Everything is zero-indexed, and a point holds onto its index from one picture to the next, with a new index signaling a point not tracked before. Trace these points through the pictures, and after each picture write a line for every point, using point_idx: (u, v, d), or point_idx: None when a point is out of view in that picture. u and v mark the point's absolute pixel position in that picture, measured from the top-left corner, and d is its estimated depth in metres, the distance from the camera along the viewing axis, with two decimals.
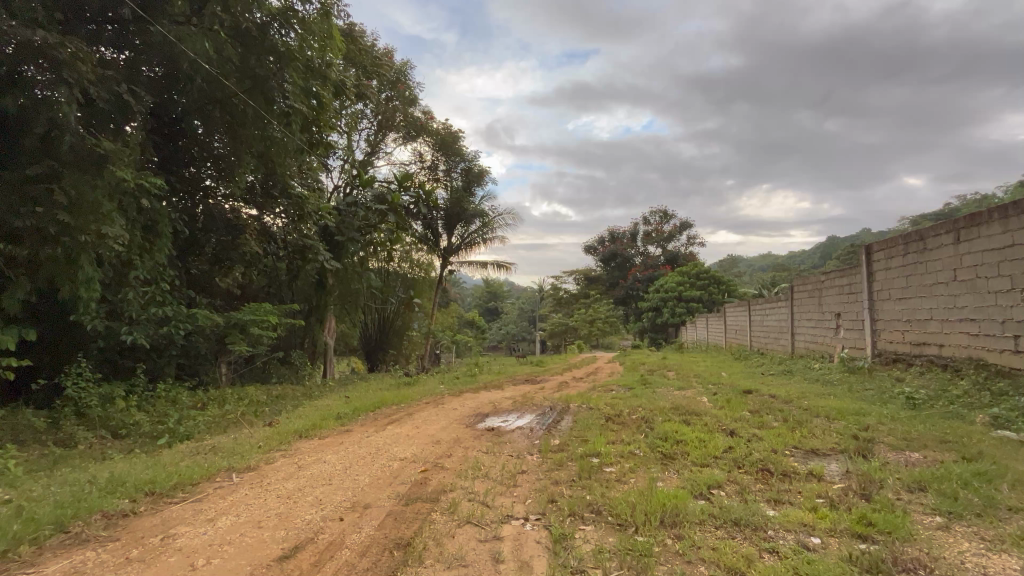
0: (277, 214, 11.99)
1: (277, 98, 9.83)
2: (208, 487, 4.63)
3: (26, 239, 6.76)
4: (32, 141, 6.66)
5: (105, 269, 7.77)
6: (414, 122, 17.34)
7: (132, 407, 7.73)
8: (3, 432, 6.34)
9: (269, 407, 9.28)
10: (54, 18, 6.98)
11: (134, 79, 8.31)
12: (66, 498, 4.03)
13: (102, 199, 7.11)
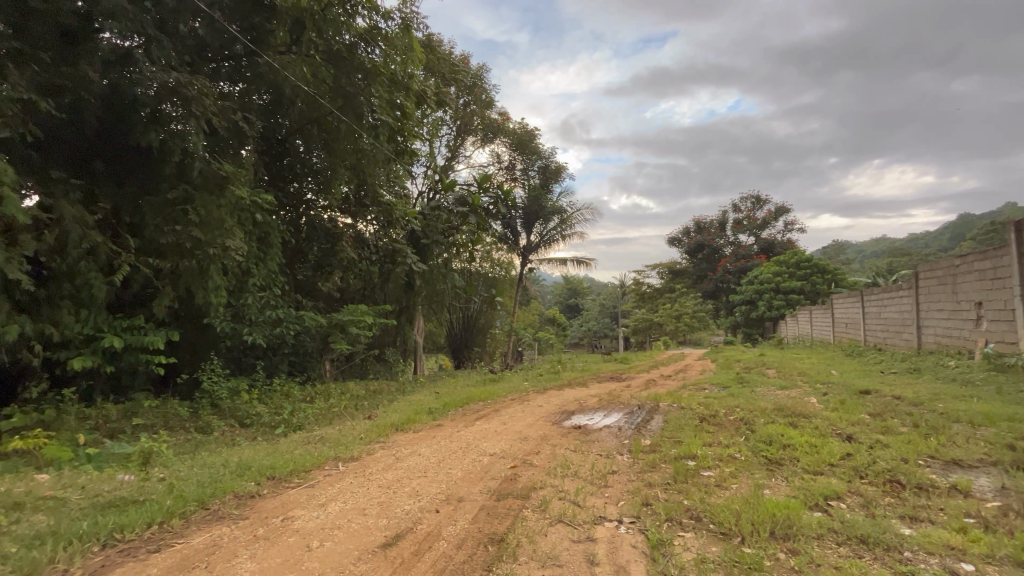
0: (369, 222, 13.00)
1: (365, 113, 10.49)
2: (319, 474, 5.05)
3: (169, 254, 7.88)
4: (171, 169, 7.75)
5: (230, 278, 8.80)
6: (492, 123, 17.62)
7: (255, 400, 8.69)
8: (157, 419, 7.43)
9: (368, 402, 9.94)
10: (183, 62, 8.04)
11: (247, 107, 9.31)
12: (206, 478, 4.61)
13: (226, 216, 8.07)
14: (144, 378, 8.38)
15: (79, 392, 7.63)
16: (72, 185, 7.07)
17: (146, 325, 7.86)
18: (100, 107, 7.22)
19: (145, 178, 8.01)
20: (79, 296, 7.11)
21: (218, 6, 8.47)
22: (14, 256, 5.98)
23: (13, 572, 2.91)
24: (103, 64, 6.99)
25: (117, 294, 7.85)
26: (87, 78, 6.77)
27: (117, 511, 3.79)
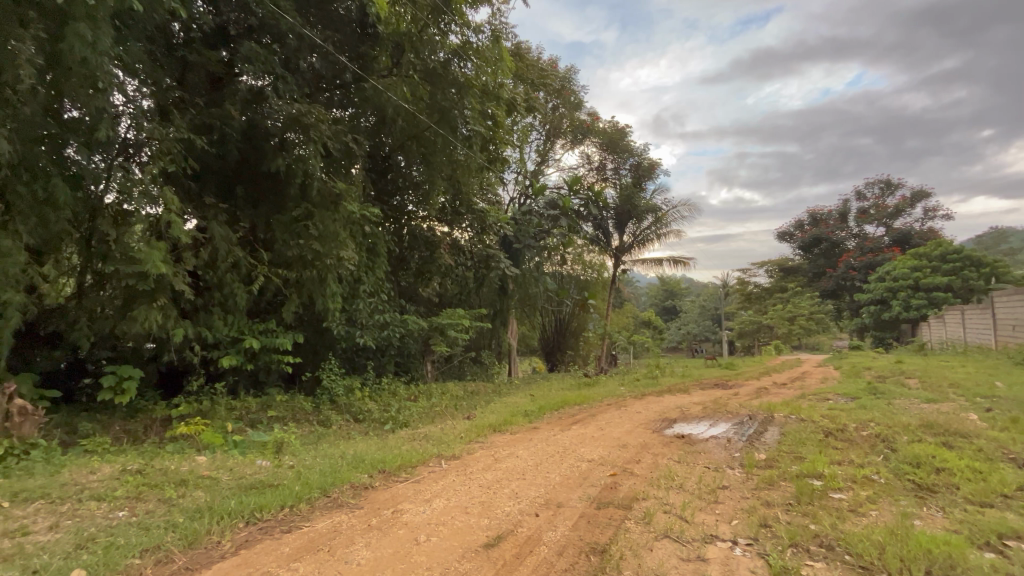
0: (464, 229, 13.26)
1: (460, 125, 10.91)
2: (424, 470, 5.31)
3: (295, 265, 8.88)
4: (295, 190, 8.71)
5: (344, 285, 9.64)
6: (581, 125, 17.46)
7: (366, 397, 9.45)
8: (287, 412, 8.36)
9: (466, 402, 10.32)
10: (304, 93, 9.04)
11: (356, 130, 10.17)
12: (327, 468, 5.07)
13: (340, 229, 8.85)
14: (276, 375, 9.48)
15: (227, 387, 8.84)
16: (219, 208, 8.25)
17: (277, 329, 8.89)
18: (239, 140, 8.36)
19: (274, 199, 9.09)
20: (226, 303, 8.26)
21: (330, 41, 9.38)
22: (178, 270, 7.17)
23: (181, 539, 3.46)
24: (242, 102, 8.13)
25: (255, 300, 8.98)
26: (230, 116, 7.93)
27: (257, 493, 4.29)
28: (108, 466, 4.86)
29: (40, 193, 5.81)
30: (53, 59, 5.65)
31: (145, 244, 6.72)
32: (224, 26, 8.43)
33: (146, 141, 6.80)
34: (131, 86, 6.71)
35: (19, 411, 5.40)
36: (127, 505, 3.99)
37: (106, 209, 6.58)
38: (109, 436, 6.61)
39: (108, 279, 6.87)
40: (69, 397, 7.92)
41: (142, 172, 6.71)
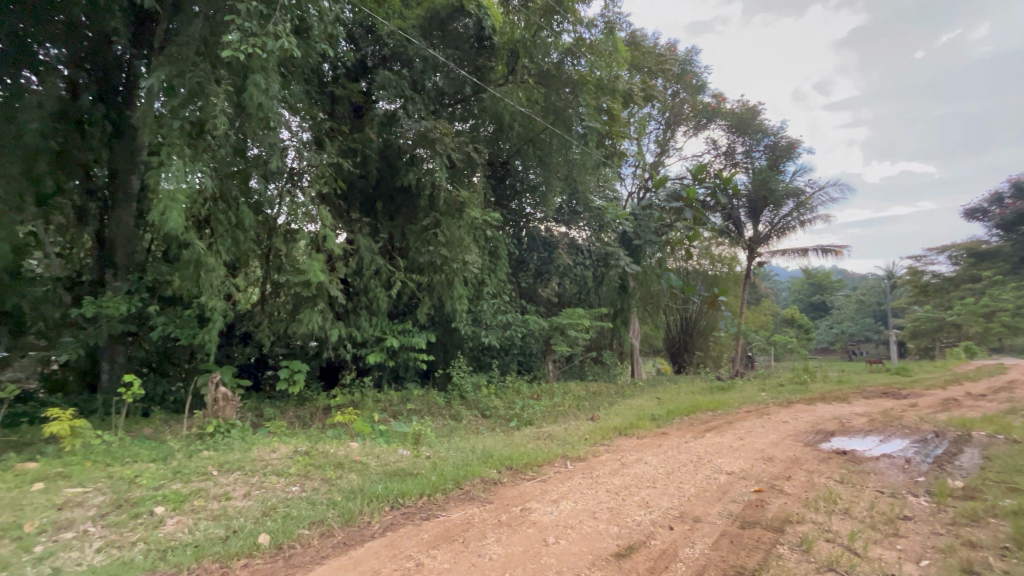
0: (582, 228, 13.12)
1: (575, 124, 10.91)
2: (551, 470, 5.32)
3: (426, 271, 9.61)
4: (425, 201, 9.43)
5: (469, 288, 10.15)
6: (705, 108, 16.18)
7: (493, 394, 9.84)
8: (423, 405, 9.05)
9: (589, 402, 10.16)
10: (429, 110, 9.75)
11: (477, 139, 10.67)
12: (460, 461, 5.35)
13: (464, 234, 9.38)
14: (413, 371, 10.32)
15: (373, 381, 9.86)
16: (363, 222, 9.28)
17: (413, 329, 9.68)
18: (378, 159, 9.32)
19: (408, 210, 9.93)
20: (371, 306, 9.23)
21: (451, 58, 10.01)
22: (333, 278, 8.20)
23: (340, 516, 3.91)
24: (379, 126, 9.07)
25: (394, 303, 9.87)
26: (369, 139, 8.96)
27: (400, 480, 4.69)
28: (284, 446, 5.70)
29: (232, 219, 7.17)
30: (240, 108, 6.87)
31: (308, 256, 7.80)
32: (363, 60, 9.52)
33: (306, 168, 7.89)
34: (294, 122, 7.87)
35: (222, 396, 6.59)
36: (298, 481, 4.65)
37: (278, 228, 7.79)
38: (285, 420, 7.79)
39: (281, 288, 8.12)
40: (256, 386, 9.47)
41: (304, 195, 7.80)
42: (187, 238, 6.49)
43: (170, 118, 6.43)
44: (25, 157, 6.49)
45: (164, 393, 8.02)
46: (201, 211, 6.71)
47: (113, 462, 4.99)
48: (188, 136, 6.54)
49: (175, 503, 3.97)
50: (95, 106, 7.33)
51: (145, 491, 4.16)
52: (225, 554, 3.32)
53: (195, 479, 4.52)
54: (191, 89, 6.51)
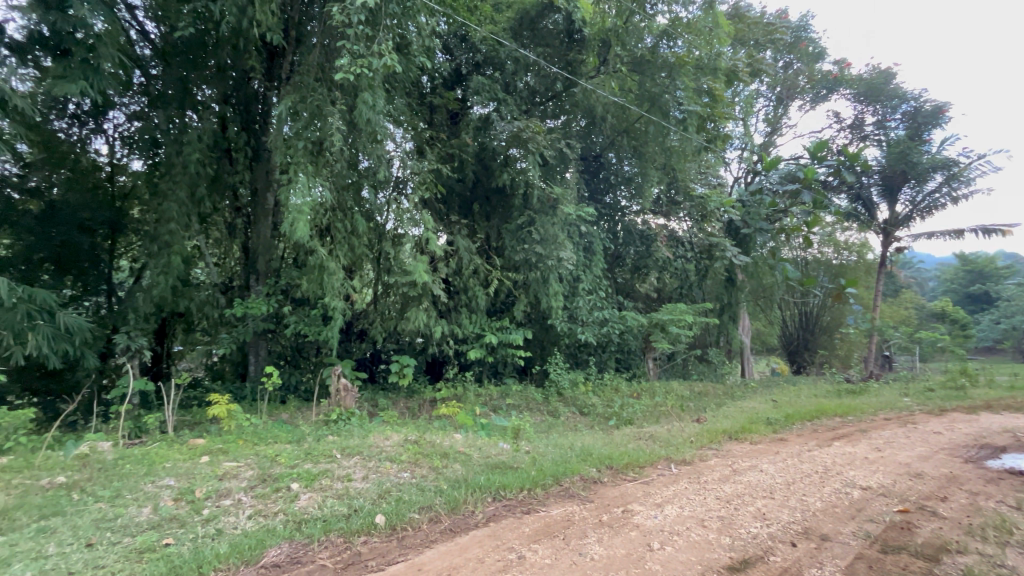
0: (683, 219, 12.48)
1: (672, 109, 10.35)
2: (654, 472, 5.12)
3: (522, 268, 9.79)
4: (519, 200, 9.62)
5: (565, 284, 10.12)
6: (825, 77, 14.43)
7: (590, 391, 9.73)
8: (521, 400, 9.23)
9: (694, 403, 9.61)
10: (521, 110, 9.88)
11: (569, 135, 10.59)
12: (559, 457, 5.36)
13: (558, 232, 9.45)
14: (512, 367, 10.58)
15: (474, 375, 10.27)
16: (462, 224, 9.70)
17: (510, 326, 9.93)
18: (474, 162, 9.69)
19: (503, 211, 10.19)
20: (470, 304, 9.61)
21: (542, 56, 10.07)
22: (435, 278, 8.68)
23: (446, 503, 4.12)
24: (474, 130, 9.43)
25: (492, 301, 10.16)
26: (465, 143, 9.36)
27: (501, 473, 4.82)
28: (396, 435, 6.16)
29: (348, 227, 7.89)
30: (352, 125, 7.54)
31: (413, 259, 8.35)
32: (458, 68, 9.93)
33: (409, 176, 8.42)
34: (398, 133, 8.45)
35: (343, 387, 7.30)
36: (409, 467, 4.99)
37: (387, 233, 8.43)
38: (396, 410, 8.44)
39: (391, 288, 8.76)
40: (371, 378, 10.33)
41: (408, 201, 8.36)
42: (312, 245, 7.28)
43: (295, 139, 7.25)
44: (190, 183, 7.76)
45: (298, 382, 9.10)
46: (323, 221, 7.49)
47: (259, 442, 5.77)
48: (310, 155, 7.34)
49: (307, 481, 4.48)
50: (239, 135, 8.52)
51: (283, 468, 4.75)
52: (348, 530, 3.67)
53: (322, 460, 5.06)
54: (311, 112, 7.29)
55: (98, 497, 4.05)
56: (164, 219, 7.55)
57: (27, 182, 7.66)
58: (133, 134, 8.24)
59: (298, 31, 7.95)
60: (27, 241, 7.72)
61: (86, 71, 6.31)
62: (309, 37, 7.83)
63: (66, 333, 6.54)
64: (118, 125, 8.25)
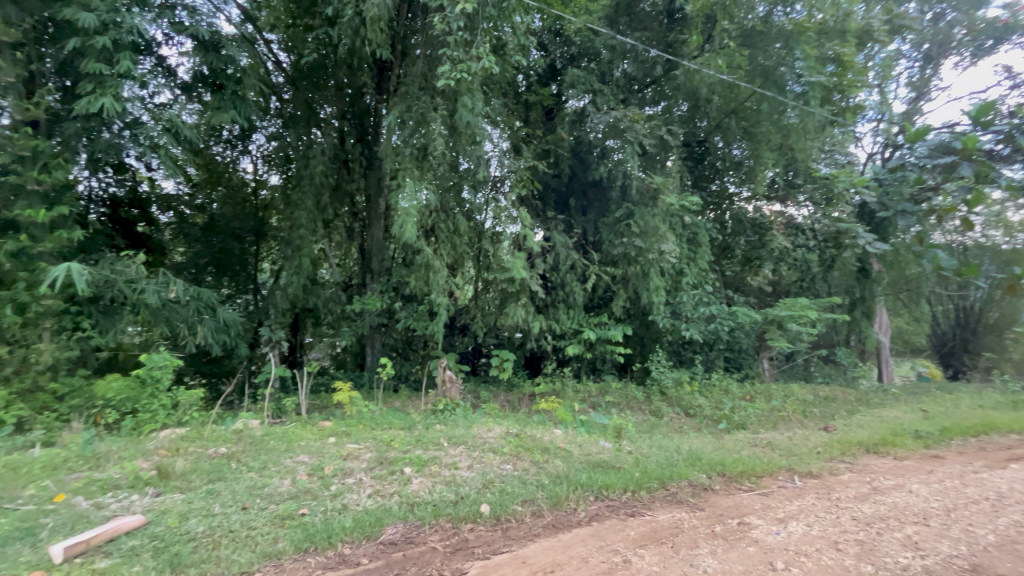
0: (803, 204, 11.20)
1: (790, 83, 9.41)
2: (774, 483, 4.67)
3: (620, 263, 9.52)
4: (617, 192, 9.37)
5: (667, 278, 9.64)
6: (991, 25, 11.99)
7: (697, 391, 9.16)
8: (622, 398, 9.00)
9: (818, 409, 8.59)
10: (618, 100, 9.58)
11: (670, 120, 10.01)
12: (664, 460, 5.11)
13: (659, 223, 9.04)
14: (611, 363, 10.36)
15: (572, 371, 10.21)
16: (558, 219, 9.68)
17: (609, 321, 9.71)
18: (569, 156, 9.63)
19: (601, 204, 9.99)
20: (568, 300, 9.56)
21: (639, 40, 9.67)
22: (533, 274, 8.79)
23: (549, 498, 4.14)
24: (569, 124, 9.35)
25: (590, 296, 10.01)
26: (561, 138, 9.32)
27: (603, 472, 4.73)
28: (498, 427, 6.34)
29: (451, 226, 8.27)
30: (452, 129, 7.88)
31: (512, 255, 8.51)
32: (553, 63, 9.90)
33: (507, 174, 8.60)
34: (496, 133, 8.63)
35: (448, 378, 7.69)
36: (511, 460, 5.11)
37: (486, 232, 8.68)
38: (497, 403, 8.70)
39: (491, 284, 9.01)
40: (473, 370, 10.76)
41: (506, 199, 8.54)
42: (419, 245, 7.75)
43: (402, 147, 7.77)
44: (316, 193, 8.69)
45: (408, 373, 9.79)
46: (428, 222, 7.93)
47: (376, 426, 6.31)
48: (416, 160, 7.80)
49: (418, 466, 4.79)
50: (355, 146, 9.31)
51: (397, 453, 5.13)
52: (456, 516, 3.86)
53: (431, 447, 5.38)
54: (417, 120, 7.76)
55: (251, 467, 4.71)
56: (296, 227, 8.54)
57: (195, 200, 9.25)
58: (272, 153, 9.45)
59: (403, 44, 8.48)
60: (196, 249, 9.28)
61: (236, 101, 7.33)
62: (414, 50, 8.32)
63: (225, 326, 7.70)
64: (259, 146, 9.51)
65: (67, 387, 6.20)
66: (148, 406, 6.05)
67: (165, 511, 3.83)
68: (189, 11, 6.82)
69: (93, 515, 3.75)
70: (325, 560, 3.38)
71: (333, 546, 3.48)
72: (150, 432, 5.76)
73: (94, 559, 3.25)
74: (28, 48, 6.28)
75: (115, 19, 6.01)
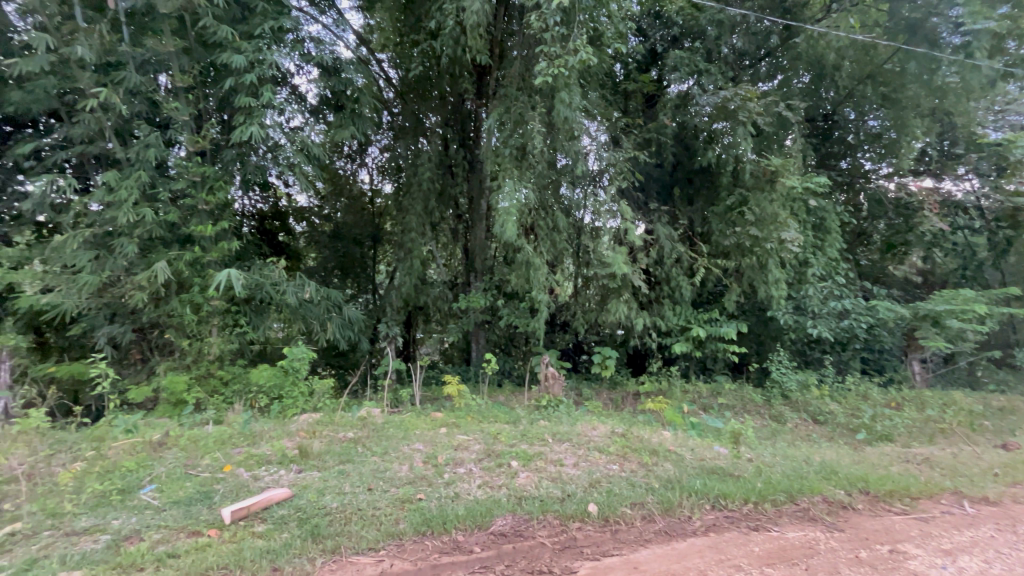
0: (964, 177, 9.40)
1: (946, 35, 7.94)
2: (934, 508, 4.00)
3: (732, 254, 8.81)
4: (727, 178, 8.68)
5: (788, 270, 8.72)
6: None
7: (828, 395, 8.15)
8: (736, 401, 8.32)
9: (991, 423, 7.17)
10: (727, 78, 8.86)
11: (790, 94, 8.98)
12: (790, 471, 4.64)
13: (779, 209, 8.19)
14: (723, 363, 9.66)
15: (680, 370, 9.68)
16: (662, 211, 9.19)
17: (721, 318, 9.05)
18: (672, 143, 9.15)
19: (708, 192, 9.36)
20: (674, 295, 9.07)
21: (751, 10, 8.82)
22: (636, 269, 8.48)
23: (660, 503, 3.97)
24: (673, 109, 8.84)
25: (698, 291, 9.39)
26: (663, 125, 8.84)
27: (719, 479, 4.43)
28: (602, 426, 6.21)
29: (550, 223, 8.29)
30: (551, 125, 7.89)
31: (612, 250, 8.30)
32: (653, 47, 9.44)
33: (607, 167, 8.33)
34: (594, 126, 8.41)
35: (550, 375, 7.72)
36: (617, 460, 4.97)
37: (585, 228, 8.55)
38: (600, 401, 8.54)
39: (591, 280, 8.86)
40: (575, 367, 10.70)
41: (605, 193, 8.35)
42: (519, 243, 7.89)
43: (502, 148, 7.92)
44: (424, 198, 9.26)
45: (511, 368, 10.06)
46: (528, 220, 8.03)
47: (483, 419, 6.55)
48: (515, 160, 7.93)
49: (524, 460, 4.88)
50: (458, 151, 9.78)
51: (504, 446, 5.27)
52: (563, 513, 3.85)
53: (536, 442, 5.44)
54: (515, 121, 7.89)
55: (374, 452, 5.16)
56: (407, 231, 9.20)
57: (323, 210, 10.32)
58: (385, 164, 10.23)
59: (501, 47, 8.66)
60: (325, 254, 10.38)
61: (354, 118, 8.07)
62: (511, 52, 8.48)
63: (350, 323, 8.54)
64: (374, 158, 10.34)
65: (230, 374, 7.33)
66: (291, 393, 6.96)
67: (306, 487, 4.34)
68: (315, 42, 7.61)
69: (252, 485, 4.38)
70: (441, 544, 3.58)
71: (447, 532, 3.68)
72: (293, 415, 6.60)
73: (253, 524, 3.79)
74: (196, 90, 7.45)
75: (260, 57, 6.91)
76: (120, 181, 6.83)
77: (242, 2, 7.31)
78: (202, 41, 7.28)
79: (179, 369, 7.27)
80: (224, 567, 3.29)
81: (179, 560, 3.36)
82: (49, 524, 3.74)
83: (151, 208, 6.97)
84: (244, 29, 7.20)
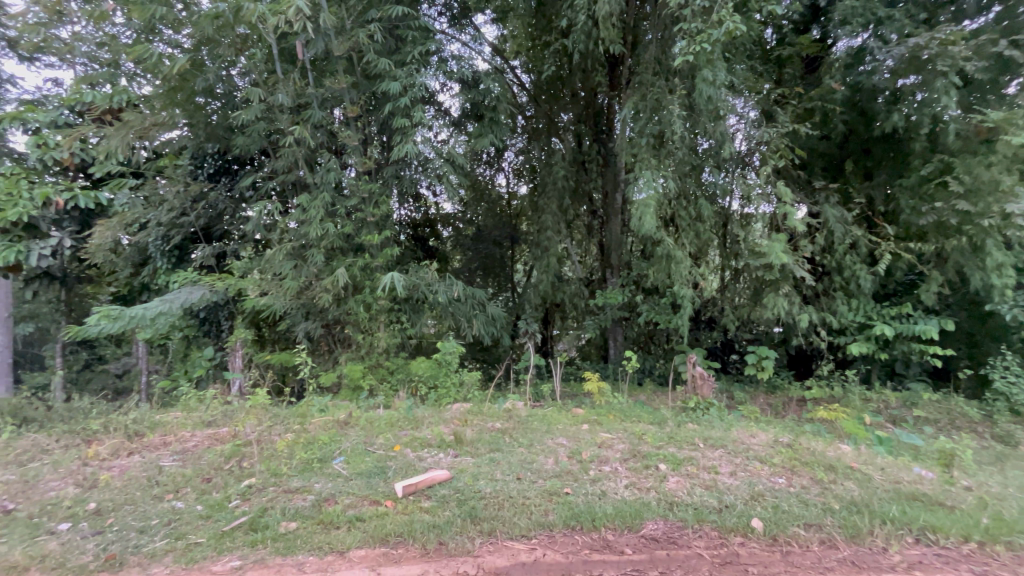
0: None
1: None
2: None
3: (931, 236, 7.25)
4: (921, 143, 7.20)
5: (1016, 252, 6.91)
6: None
7: None
8: (941, 414, 6.84)
9: None
10: (918, 21, 7.30)
11: (1015, 27, 7.03)
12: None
13: (1000, 175, 6.54)
14: (918, 368, 8.06)
15: (859, 375, 8.29)
16: (830, 189, 7.90)
17: (916, 313, 7.52)
18: (844, 110, 7.83)
19: (894, 162, 7.85)
20: (849, 287, 7.77)
21: None
22: (799, 258, 7.47)
23: (843, 528, 3.49)
24: (843, 70, 7.56)
25: (882, 281, 7.93)
26: (831, 90, 7.50)
27: (923, 507, 3.71)
28: (763, 433, 5.61)
29: (693, 213, 7.72)
30: (692, 108, 7.38)
31: (768, 238, 7.43)
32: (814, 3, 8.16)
33: (758, 145, 7.49)
34: (740, 102, 7.55)
35: (698, 375, 7.20)
36: (784, 473, 4.43)
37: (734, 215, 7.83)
38: (756, 405, 7.71)
39: (742, 272, 8.09)
40: (724, 368, 9.84)
41: (757, 175, 7.52)
42: (659, 237, 7.46)
43: (638, 138, 7.62)
44: (558, 197, 9.36)
45: (652, 367, 9.67)
46: (668, 211, 7.59)
47: (626, 418, 6.39)
48: (653, 149, 7.57)
49: (674, 464, 4.63)
50: (591, 146, 9.83)
51: (650, 448, 5.07)
52: (722, 526, 3.59)
53: (685, 446, 5.13)
54: (652, 108, 7.55)
55: (521, 443, 5.38)
56: (543, 230, 9.35)
57: (466, 215, 10.95)
58: (519, 167, 10.54)
59: (634, 33, 8.33)
60: (468, 256, 11.11)
61: (493, 126, 8.53)
62: (645, 37, 8.15)
63: (493, 320, 9.09)
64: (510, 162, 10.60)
65: (395, 365, 8.32)
66: (445, 383, 7.66)
67: (462, 470, 4.72)
68: (456, 59, 8.19)
69: (418, 465, 4.90)
70: (591, 540, 3.60)
71: (597, 530, 3.68)
72: (448, 403, 7.24)
73: (421, 499, 4.24)
74: (362, 118, 8.57)
75: (412, 81, 7.72)
76: (310, 203, 8.20)
77: (396, 34, 8.13)
78: (366, 74, 8.36)
79: (356, 359, 8.47)
80: (399, 535, 3.74)
81: (366, 523, 3.93)
82: (273, 481, 4.66)
83: (333, 223, 8.23)
84: (398, 58, 8.07)
